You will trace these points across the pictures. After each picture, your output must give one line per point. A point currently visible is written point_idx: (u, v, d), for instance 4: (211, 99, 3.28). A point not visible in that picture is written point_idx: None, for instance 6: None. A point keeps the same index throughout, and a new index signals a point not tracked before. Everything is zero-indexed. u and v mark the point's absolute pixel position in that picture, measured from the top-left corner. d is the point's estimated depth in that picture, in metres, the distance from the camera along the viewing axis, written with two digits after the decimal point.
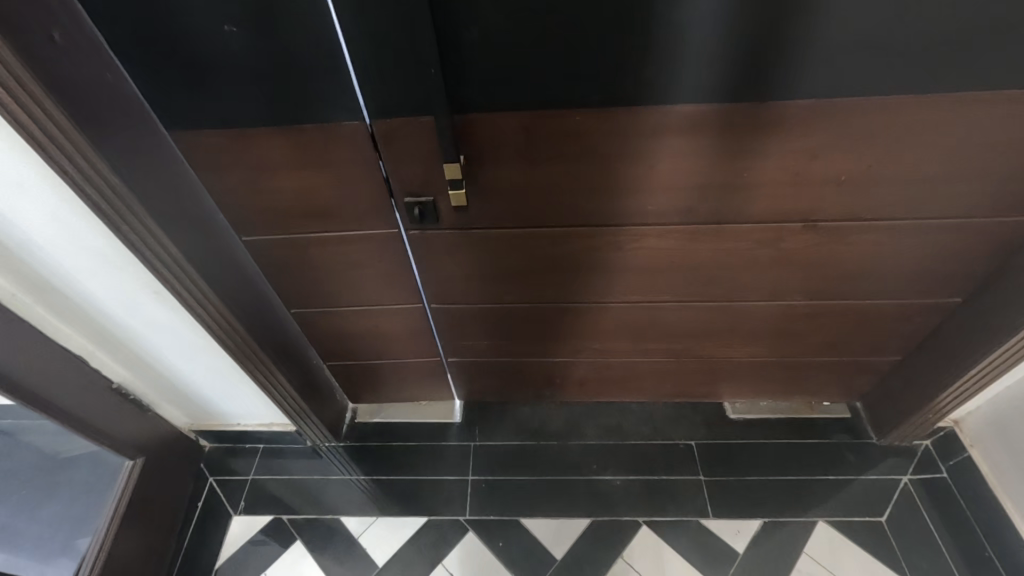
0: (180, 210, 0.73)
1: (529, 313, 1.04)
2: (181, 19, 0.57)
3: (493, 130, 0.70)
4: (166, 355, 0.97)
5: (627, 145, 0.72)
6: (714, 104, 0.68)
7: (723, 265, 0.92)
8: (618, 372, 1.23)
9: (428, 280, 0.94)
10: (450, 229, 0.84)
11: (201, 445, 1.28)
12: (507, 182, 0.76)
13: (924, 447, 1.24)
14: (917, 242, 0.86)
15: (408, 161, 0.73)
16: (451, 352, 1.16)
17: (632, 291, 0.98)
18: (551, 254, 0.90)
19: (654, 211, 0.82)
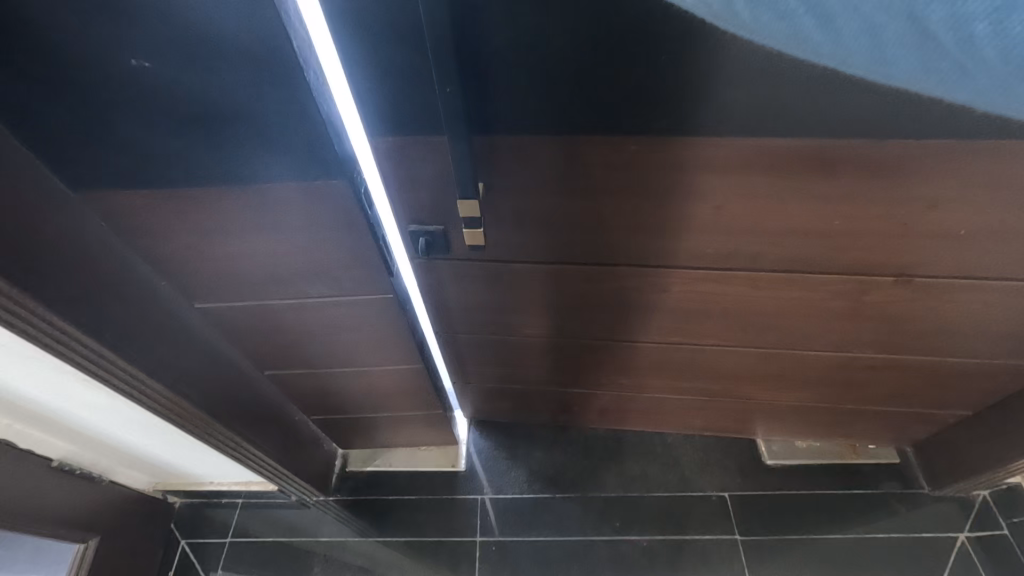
0: (109, 295, 0.55)
1: (544, 345, 0.97)
2: (63, 50, 0.39)
3: (517, 164, 0.63)
4: (114, 431, 0.81)
5: (670, 185, 0.63)
6: (797, 144, 0.57)
7: (773, 310, 0.82)
8: (644, 406, 1.14)
9: (443, 306, 0.89)
10: (463, 259, 0.78)
11: (171, 504, 1.14)
12: (532, 215, 0.69)
13: (983, 498, 1.12)
14: (1018, 298, 0.74)
15: (417, 188, 0.67)
16: (463, 374, 1.11)
17: (660, 331, 0.90)
18: (570, 290, 0.82)
19: (691, 254, 0.73)
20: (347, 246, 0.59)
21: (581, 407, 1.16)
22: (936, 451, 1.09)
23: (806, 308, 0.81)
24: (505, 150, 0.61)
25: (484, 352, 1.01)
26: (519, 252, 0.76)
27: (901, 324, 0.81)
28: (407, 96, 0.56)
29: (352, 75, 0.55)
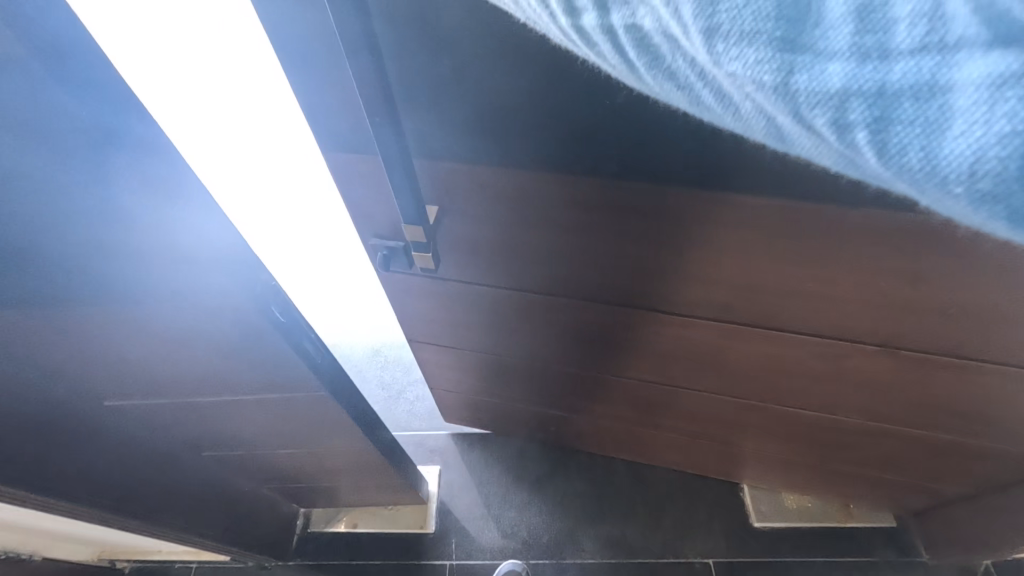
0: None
1: (511, 364, 0.98)
2: None
3: (465, 195, 0.64)
4: (35, 519, 0.75)
5: (613, 232, 0.63)
6: (771, 206, 0.53)
7: (743, 361, 0.80)
8: (623, 437, 1.11)
9: (418, 318, 0.93)
10: (428, 277, 0.81)
11: (119, 570, 1.07)
12: (489, 242, 0.71)
13: (982, 569, 1.05)
14: (1014, 383, 0.69)
15: (372, 203, 0.70)
16: (441, 383, 1.12)
17: (626, 366, 0.90)
18: (530, 315, 0.84)
19: (644, 296, 0.72)
20: (279, 333, 0.55)
21: (559, 430, 1.15)
22: (938, 524, 1.02)
23: (777, 363, 0.78)
24: (450, 175, 0.62)
25: (461, 364, 1.03)
26: (477, 277, 0.78)
27: (887, 391, 0.78)
28: (356, 117, 0.58)
29: (296, 81, 0.56)
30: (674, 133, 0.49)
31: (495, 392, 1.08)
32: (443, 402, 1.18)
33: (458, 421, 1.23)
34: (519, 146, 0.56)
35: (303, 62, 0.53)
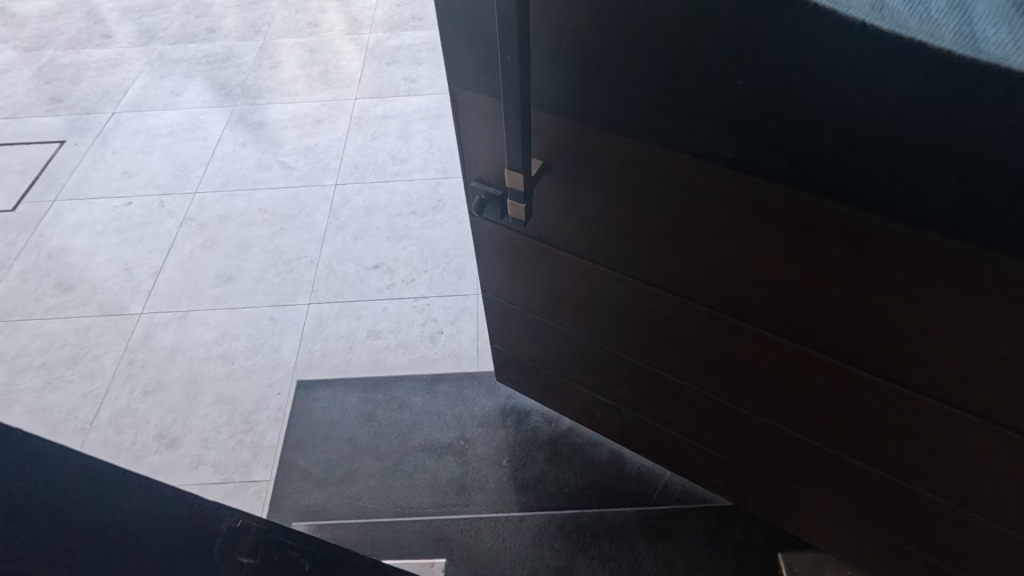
0: None
1: (562, 334, 1.12)
2: None
3: (563, 156, 0.82)
4: None
5: (671, 211, 0.78)
6: (797, 195, 0.65)
7: (763, 368, 0.88)
8: (653, 440, 1.19)
9: (494, 270, 1.10)
10: (514, 231, 0.99)
11: None
12: (565, 200, 0.88)
13: None
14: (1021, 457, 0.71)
15: (488, 147, 0.90)
16: (501, 343, 1.27)
17: (659, 355, 1.00)
18: (589, 286, 0.98)
19: (687, 281, 0.85)
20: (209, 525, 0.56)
21: (598, 419, 1.24)
22: None
23: (795, 377, 0.85)
24: (553, 136, 0.81)
25: (520, 322, 1.18)
26: (548, 234, 0.95)
27: (909, 439, 0.80)
28: (492, 65, 0.78)
29: (457, 22, 0.75)
30: (734, 124, 0.64)
31: (547, 360, 1.21)
32: (499, 359, 1.32)
33: (511, 378, 1.33)
34: (611, 115, 0.72)
35: (469, 14, 0.74)
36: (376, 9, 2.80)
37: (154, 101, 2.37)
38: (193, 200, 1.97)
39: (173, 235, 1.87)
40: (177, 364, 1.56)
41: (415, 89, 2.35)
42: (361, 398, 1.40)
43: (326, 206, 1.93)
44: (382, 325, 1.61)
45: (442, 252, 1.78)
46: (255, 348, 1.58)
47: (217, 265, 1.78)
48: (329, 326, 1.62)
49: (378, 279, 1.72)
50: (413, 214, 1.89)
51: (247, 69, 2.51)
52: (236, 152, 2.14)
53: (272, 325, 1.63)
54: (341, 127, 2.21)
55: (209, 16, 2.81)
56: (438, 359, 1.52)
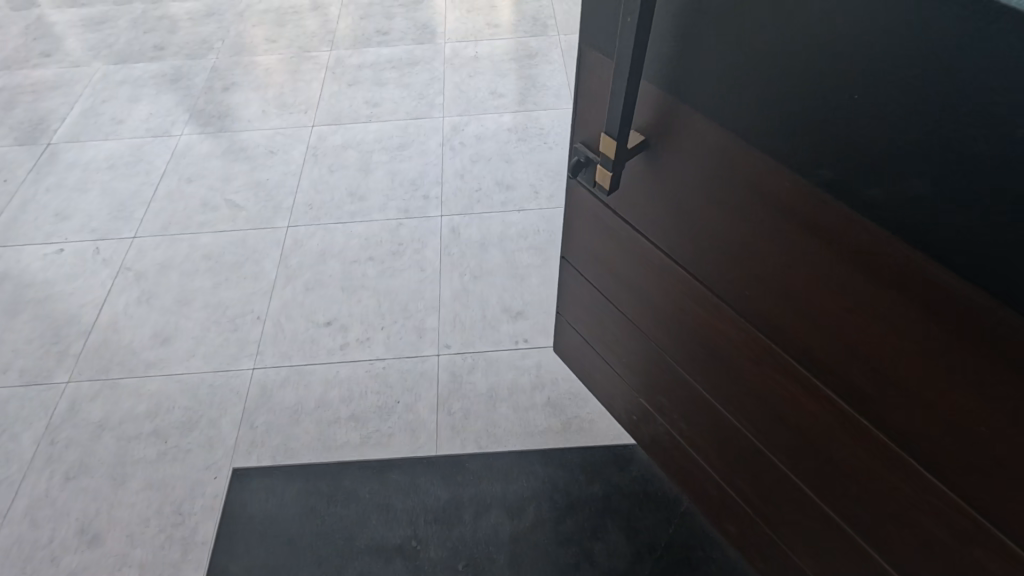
0: None
1: (622, 321, 1.04)
2: None
3: (665, 142, 0.70)
4: None
5: (758, 225, 0.65)
6: (898, 246, 0.52)
7: (810, 424, 0.75)
8: (691, 461, 1.10)
9: (576, 237, 1.02)
10: (598, 203, 0.90)
11: None
12: (649, 185, 0.77)
13: None
14: None
15: (590, 113, 0.79)
16: (575, 322, 1.21)
17: (708, 374, 0.90)
18: (658, 283, 0.88)
19: (755, 306, 0.73)
20: None
21: (647, 427, 1.18)
22: None
23: (845, 448, 0.71)
24: (659, 115, 0.68)
25: (593, 305, 1.10)
26: (629, 219, 0.85)
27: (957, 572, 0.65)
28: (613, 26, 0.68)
29: None
30: (849, 140, 0.51)
31: (610, 349, 1.14)
32: (578, 345, 1.27)
33: (579, 364, 1.33)
34: (715, 98, 0.61)
35: None
36: (337, 22, 2.62)
37: (93, 129, 2.19)
38: (130, 246, 1.81)
39: (107, 288, 1.71)
40: (104, 444, 1.41)
41: (377, 114, 2.19)
42: (302, 488, 1.30)
43: (276, 252, 1.77)
44: (332, 395, 1.46)
45: (401, 304, 1.63)
46: (191, 423, 1.43)
47: (153, 324, 1.62)
48: (274, 396, 1.47)
49: (330, 337, 1.57)
50: (370, 260, 1.74)
51: (196, 92, 2.33)
52: (180, 188, 1.97)
53: (212, 394, 1.48)
54: (296, 158, 2.05)
55: (157, 31, 2.62)
56: (393, 435, 1.39)
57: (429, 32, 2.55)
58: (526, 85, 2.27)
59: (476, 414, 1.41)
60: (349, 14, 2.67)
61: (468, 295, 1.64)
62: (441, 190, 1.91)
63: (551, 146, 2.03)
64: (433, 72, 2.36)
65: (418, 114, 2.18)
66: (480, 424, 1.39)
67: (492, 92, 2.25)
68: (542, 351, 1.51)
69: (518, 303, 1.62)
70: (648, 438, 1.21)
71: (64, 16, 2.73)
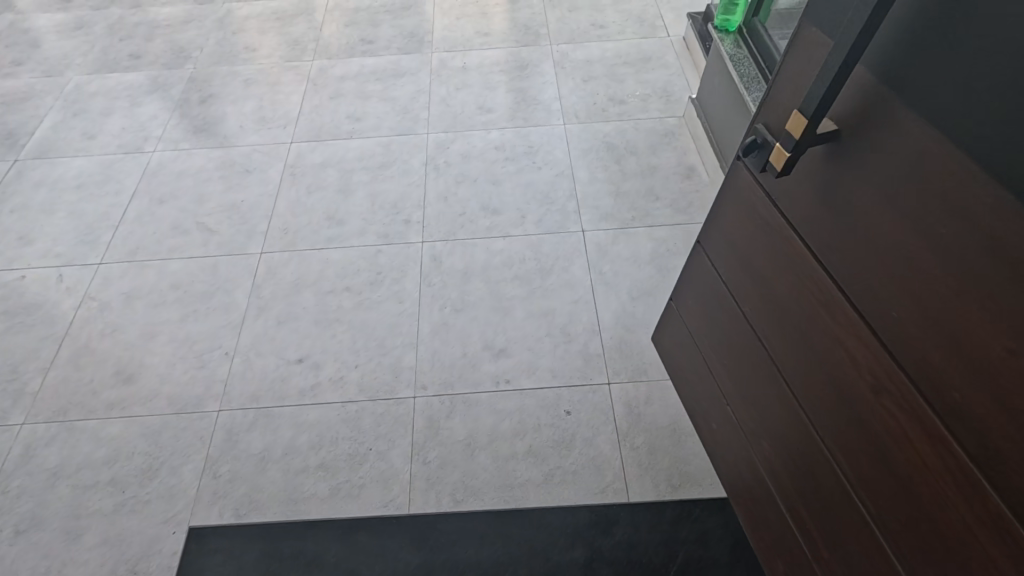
0: None
1: (744, 321, 0.99)
2: None
3: (857, 133, 0.65)
4: None
5: (934, 234, 0.58)
6: None
7: (906, 464, 0.66)
8: (763, 483, 1.03)
9: (723, 219, 0.99)
10: (758, 185, 0.86)
11: None
12: (818, 176, 0.72)
13: None
14: None
15: (787, 93, 0.75)
16: (695, 311, 1.18)
17: (815, 394, 0.83)
18: (791, 282, 0.83)
19: (895, 326, 0.65)
20: None
21: (735, 441, 1.12)
22: None
23: (938, 505, 0.63)
24: (860, 105, 0.63)
25: (718, 294, 1.07)
26: (786, 208, 0.80)
27: None
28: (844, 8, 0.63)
29: None
30: None
31: (722, 353, 1.10)
32: (689, 340, 1.24)
33: (682, 360, 1.30)
34: (942, 97, 0.54)
35: None
36: (320, 30, 2.52)
37: (62, 145, 2.10)
38: (96, 273, 1.72)
39: (70, 320, 1.62)
40: (59, 493, 1.33)
41: (359, 129, 2.09)
42: (263, 549, 1.24)
43: (248, 280, 1.69)
44: (300, 441, 1.38)
45: (378, 340, 1.55)
46: (151, 471, 1.35)
47: (116, 360, 1.54)
48: (240, 442, 1.39)
49: (301, 376, 1.49)
50: (347, 290, 1.65)
51: (172, 104, 2.24)
52: (150, 210, 1.88)
53: (174, 440, 1.39)
54: (272, 178, 1.95)
55: (134, 39, 2.52)
56: (364, 486, 1.31)
57: (416, 41, 2.44)
58: (518, 99, 2.17)
59: (452, 464, 1.33)
60: (333, 21, 2.56)
61: (448, 330, 1.56)
62: (423, 214, 1.82)
63: (540, 166, 1.93)
64: (419, 84, 2.25)
65: (402, 129, 2.08)
66: (457, 475, 1.32)
67: (480, 106, 2.15)
68: (525, 394, 1.43)
69: (501, 339, 1.53)
70: (732, 460, 1.15)
71: (40, 22, 2.63)
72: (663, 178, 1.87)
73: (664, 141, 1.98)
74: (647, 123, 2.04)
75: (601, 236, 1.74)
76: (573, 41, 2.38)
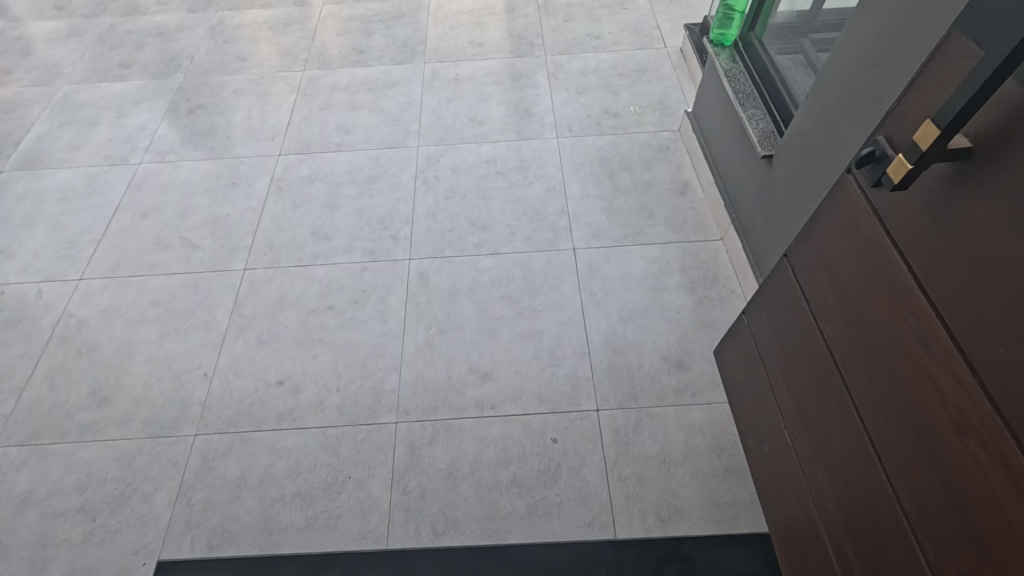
0: None
1: (815, 340, 0.93)
2: None
3: (1002, 154, 0.58)
4: None
5: None
6: None
7: (989, 518, 0.61)
8: (809, 513, 0.98)
9: (806, 232, 0.93)
10: (859, 200, 0.80)
11: None
12: (943, 197, 0.66)
13: None
14: None
15: (922, 104, 0.68)
16: (758, 325, 1.12)
17: (889, 428, 0.77)
18: (879, 307, 0.77)
19: (1005, 368, 0.60)
20: None
21: (784, 466, 1.06)
22: None
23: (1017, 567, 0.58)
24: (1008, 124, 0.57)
25: (785, 310, 1.01)
26: (889, 228, 0.74)
27: None
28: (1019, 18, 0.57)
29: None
30: None
31: (786, 371, 1.03)
32: (750, 358, 1.18)
33: (737, 375, 1.25)
34: None
35: None
36: (312, 40, 2.48)
37: (47, 156, 2.07)
38: (75, 290, 1.69)
39: (46, 338, 1.58)
40: (27, 521, 1.29)
41: (349, 142, 2.06)
42: None
43: (231, 298, 1.65)
44: (277, 468, 1.34)
45: (360, 362, 1.50)
46: (123, 499, 1.31)
47: (91, 381, 1.50)
48: (215, 468, 1.34)
49: (281, 399, 1.45)
50: (330, 309, 1.61)
51: (160, 115, 2.20)
52: (133, 225, 1.84)
53: (148, 466, 1.35)
54: (258, 191, 1.92)
55: (125, 47, 2.49)
56: (341, 517, 1.27)
57: (409, 51, 2.41)
58: (511, 111, 2.13)
59: (433, 494, 1.29)
60: (326, 30, 2.53)
61: (433, 352, 1.51)
62: (411, 230, 1.78)
63: (532, 181, 1.89)
64: (410, 95, 2.22)
65: (392, 142, 2.04)
66: (437, 506, 1.27)
67: (471, 118, 2.11)
68: (510, 420, 1.38)
69: (486, 362, 1.49)
70: (780, 489, 1.08)
71: (30, 30, 2.60)
72: (657, 194, 1.82)
73: (658, 155, 1.93)
74: (642, 137, 2.00)
75: (592, 254, 1.69)
76: (568, 52, 2.34)
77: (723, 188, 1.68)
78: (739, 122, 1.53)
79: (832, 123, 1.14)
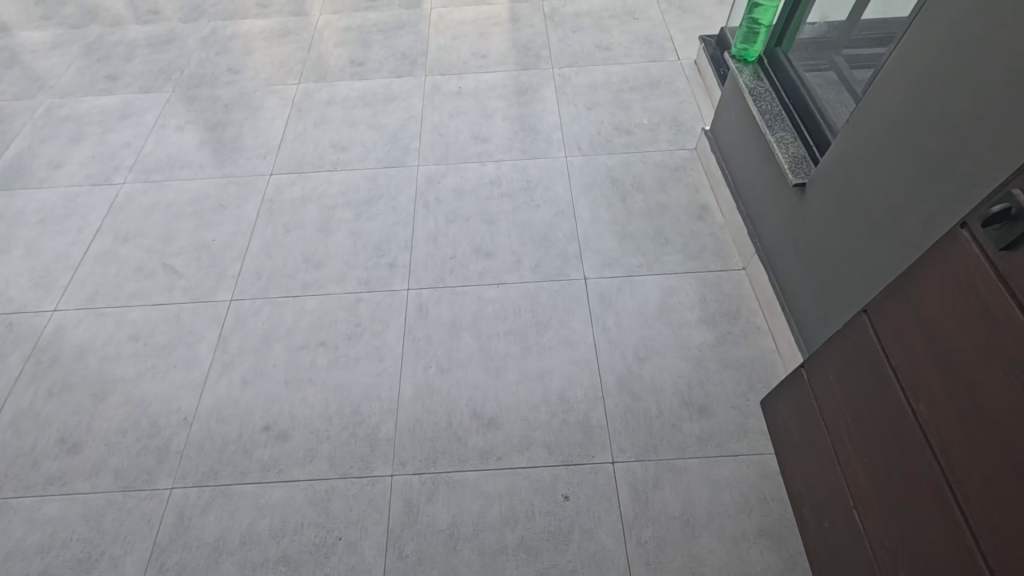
0: None
1: (900, 412, 0.81)
2: None
3: None
4: None
5: None
6: None
7: None
8: None
9: (904, 292, 0.80)
10: (985, 267, 0.67)
11: None
12: None
13: None
14: None
15: None
16: (825, 385, 0.99)
17: (1008, 544, 0.64)
18: (1006, 396, 0.64)
19: None
20: None
21: (851, 549, 0.93)
22: None
23: None
24: None
25: (865, 376, 0.88)
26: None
27: None
28: None
29: None
30: None
31: (857, 439, 0.91)
32: (811, 419, 1.05)
33: (793, 434, 1.11)
34: None
35: None
36: (308, 51, 2.37)
37: (26, 175, 1.95)
38: (48, 323, 1.57)
39: (14, 377, 1.47)
40: None
41: (344, 160, 1.94)
42: None
43: (215, 332, 1.53)
44: (260, 527, 1.21)
45: (353, 406, 1.38)
46: (89, 563, 1.18)
47: (62, 425, 1.38)
48: (192, 528, 1.22)
49: (266, 447, 1.32)
50: (321, 345, 1.49)
51: (146, 130, 2.09)
52: (112, 250, 1.72)
53: (119, 524, 1.23)
54: (247, 214, 1.80)
55: (112, 59, 2.39)
56: None
57: (409, 62, 2.29)
58: (516, 127, 2.01)
59: (432, 560, 1.16)
60: (322, 40, 2.42)
61: (432, 395, 1.39)
62: (410, 257, 1.66)
63: (539, 204, 1.77)
64: (409, 110, 2.10)
65: (390, 161, 1.93)
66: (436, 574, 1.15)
67: (474, 135, 1.99)
68: (517, 474, 1.26)
69: (490, 406, 1.36)
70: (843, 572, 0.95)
71: (15, 41, 2.50)
72: (673, 219, 1.70)
73: (674, 176, 1.81)
74: (655, 156, 1.88)
75: (605, 284, 1.57)
76: (576, 64, 2.22)
77: (746, 215, 1.56)
78: (766, 145, 1.41)
79: (882, 157, 1.02)
